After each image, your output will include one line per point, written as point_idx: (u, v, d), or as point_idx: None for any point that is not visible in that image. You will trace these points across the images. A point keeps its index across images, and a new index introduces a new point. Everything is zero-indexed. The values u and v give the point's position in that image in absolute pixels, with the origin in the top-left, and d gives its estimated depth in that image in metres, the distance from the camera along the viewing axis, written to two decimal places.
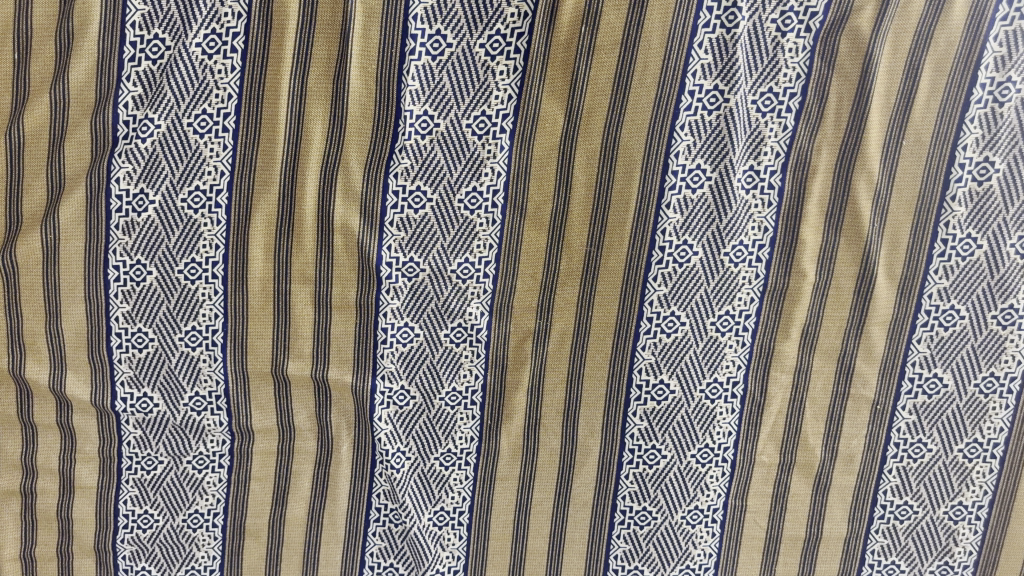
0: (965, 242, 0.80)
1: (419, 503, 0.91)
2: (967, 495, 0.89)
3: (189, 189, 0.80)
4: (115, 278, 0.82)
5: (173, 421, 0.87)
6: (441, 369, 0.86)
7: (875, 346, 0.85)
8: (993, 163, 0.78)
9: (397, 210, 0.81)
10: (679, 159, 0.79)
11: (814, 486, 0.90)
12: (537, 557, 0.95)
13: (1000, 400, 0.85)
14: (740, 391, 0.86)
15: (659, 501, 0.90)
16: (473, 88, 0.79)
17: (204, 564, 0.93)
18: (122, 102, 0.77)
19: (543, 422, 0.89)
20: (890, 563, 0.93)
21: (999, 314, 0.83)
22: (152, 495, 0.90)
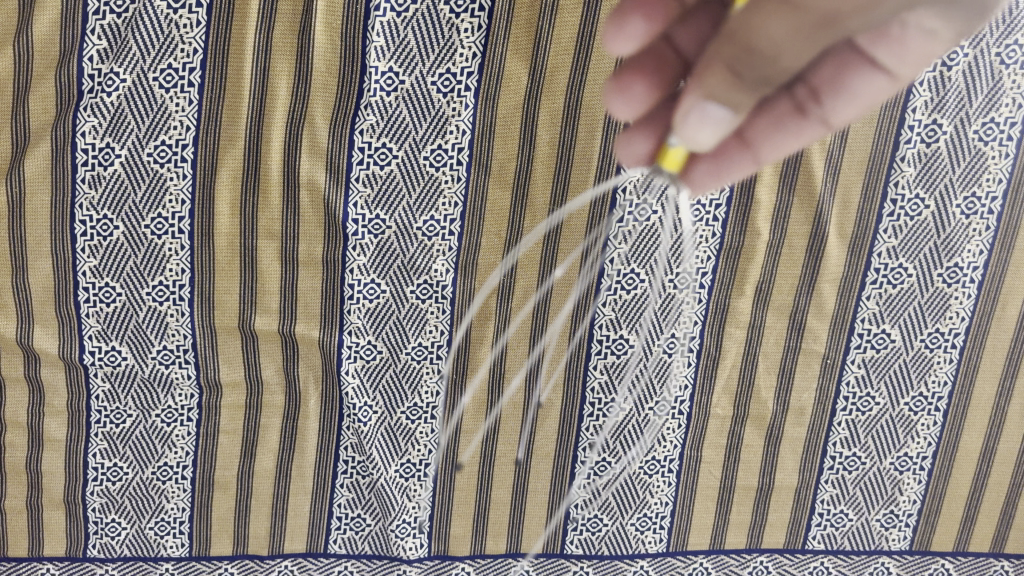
0: (913, 202, 0.83)
1: (385, 456, 0.93)
2: (912, 446, 0.93)
3: (155, 144, 0.81)
4: (82, 233, 0.83)
5: (141, 374, 0.88)
6: (407, 325, 0.88)
7: (826, 303, 0.88)
8: (941, 125, 0.81)
9: (363, 166, 0.83)
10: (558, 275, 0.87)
11: (767, 437, 0.94)
12: (500, 508, 0.97)
13: (944, 354, 0.89)
14: (696, 345, 0.89)
15: (618, 452, 0.93)
16: (438, 45, 0.79)
17: (174, 516, 0.95)
18: (87, 55, 0.78)
19: (505, 376, 0.91)
20: (839, 512, 0.96)
21: (945, 272, 0.86)
22: (122, 448, 0.91)
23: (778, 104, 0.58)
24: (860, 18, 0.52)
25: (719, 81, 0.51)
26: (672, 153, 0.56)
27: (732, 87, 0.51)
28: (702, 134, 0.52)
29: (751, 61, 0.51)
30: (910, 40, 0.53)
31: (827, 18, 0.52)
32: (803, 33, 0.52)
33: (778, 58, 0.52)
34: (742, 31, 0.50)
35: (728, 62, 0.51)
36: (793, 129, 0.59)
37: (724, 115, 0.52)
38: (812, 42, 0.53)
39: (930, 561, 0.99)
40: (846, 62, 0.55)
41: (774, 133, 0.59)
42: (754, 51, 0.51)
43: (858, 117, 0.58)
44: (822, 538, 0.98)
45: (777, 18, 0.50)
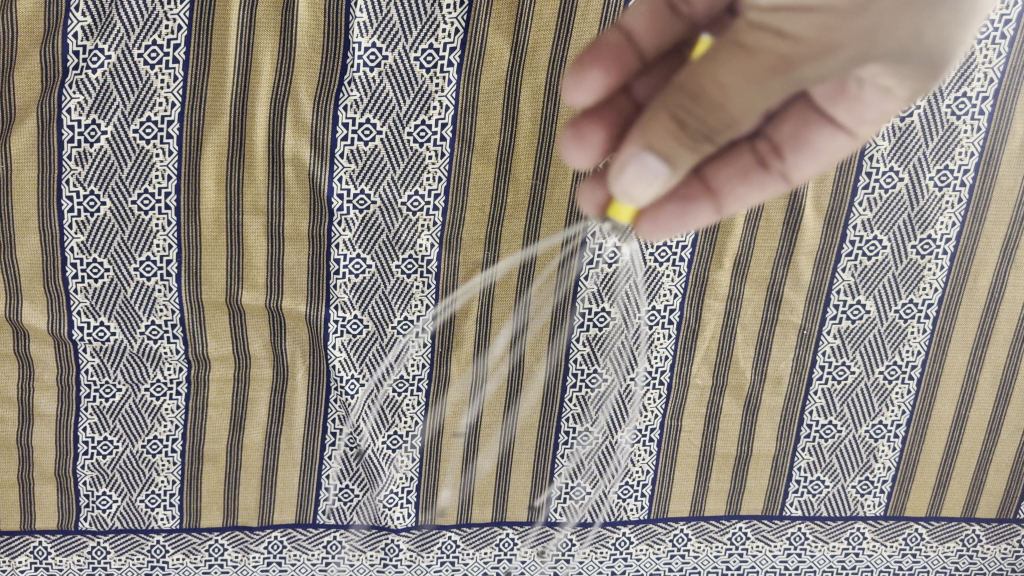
0: (888, 175, 0.86)
1: (373, 427, 0.95)
2: (887, 414, 0.96)
3: (140, 120, 0.81)
4: (69, 209, 0.84)
5: (130, 349, 0.89)
6: (393, 299, 0.90)
7: (803, 275, 0.90)
8: (914, 99, 0.83)
9: (347, 141, 0.84)
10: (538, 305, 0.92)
11: (745, 406, 0.96)
12: (485, 478, 0.99)
13: (917, 324, 0.92)
14: (676, 317, 0.91)
15: (600, 423, 0.95)
16: (420, 21, 0.80)
17: (164, 489, 0.96)
18: (72, 32, 0.78)
19: (490, 348, 0.93)
20: (816, 479, 0.99)
21: (919, 244, 0.88)
22: (111, 422, 0.93)
23: (743, 156, 0.62)
24: (814, 71, 0.53)
25: (664, 132, 0.54)
26: (626, 210, 0.58)
27: (672, 139, 0.54)
28: (637, 186, 0.55)
29: (705, 115, 0.53)
30: (865, 99, 0.57)
31: (773, 78, 0.53)
32: (756, 86, 0.52)
33: (727, 106, 0.52)
34: (695, 81, 0.53)
35: (685, 112, 0.53)
36: (756, 182, 0.62)
37: (660, 170, 0.55)
38: (768, 92, 0.53)
39: (903, 526, 1.03)
40: (806, 120, 0.59)
41: (739, 184, 0.62)
42: (701, 101, 0.53)
43: (817, 171, 0.62)
44: (800, 504, 1.01)
45: (732, 66, 0.52)
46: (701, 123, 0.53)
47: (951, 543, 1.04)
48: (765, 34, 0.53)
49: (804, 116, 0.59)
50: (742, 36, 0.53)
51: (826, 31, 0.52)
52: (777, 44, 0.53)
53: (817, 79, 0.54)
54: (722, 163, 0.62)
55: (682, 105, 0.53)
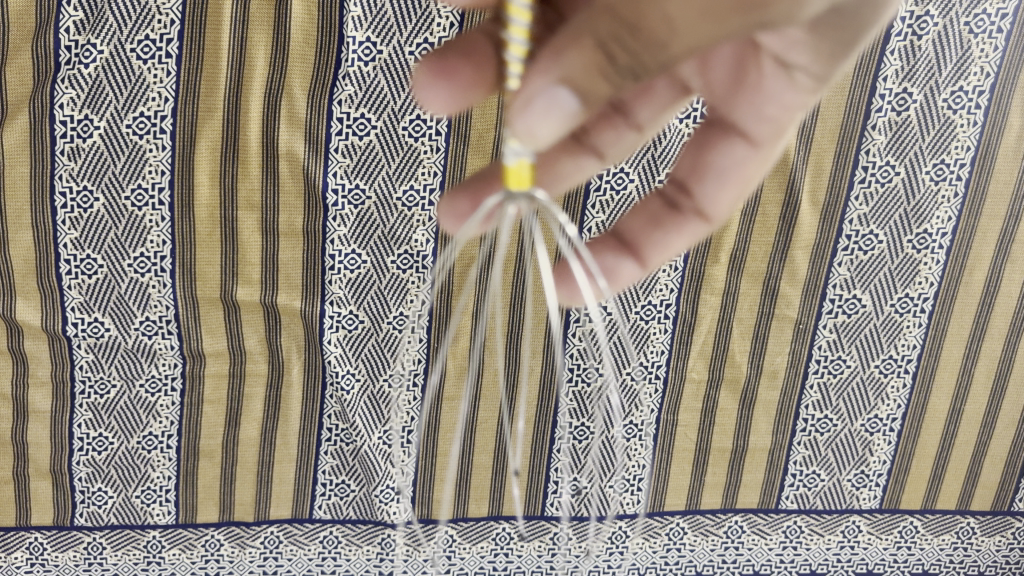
0: (884, 169, 0.86)
1: (369, 423, 0.94)
2: (882, 408, 0.97)
3: (134, 115, 0.81)
4: (62, 205, 0.83)
5: (125, 345, 0.89)
6: (388, 294, 0.89)
7: (799, 270, 0.90)
8: (911, 94, 0.83)
9: (342, 136, 0.83)
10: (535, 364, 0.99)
11: (741, 401, 0.96)
12: (481, 473, 0.99)
13: (913, 319, 0.93)
14: (672, 312, 0.91)
15: (596, 417, 0.96)
16: (415, 15, 0.80)
17: (159, 484, 0.96)
18: (64, 26, 0.77)
19: (485, 344, 0.93)
20: (811, 472, 1.00)
21: (915, 239, 0.89)
22: (106, 418, 0.92)
23: (652, 203, 0.63)
24: (786, 9, 0.42)
25: (585, 66, 0.41)
26: (515, 169, 0.50)
27: (598, 81, 0.41)
28: (543, 128, 0.41)
29: (646, 55, 0.41)
30: (766, 90, 0.56)
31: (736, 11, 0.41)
32: (715, 22, 0.41)
33: (672, 40, 0.41)
34: (632, 2, 0.40)
35: (624, 48, 0.41)
36: (671, 227, 0.62)
37: (570, 110, 0.41)
38: (725, 26, 0.42)
39: (898, 519, 1.03)
40: (707, 143, 0.59)
41: (654, 231, 0.62)
42: (641, 40, 0.41)
43: (734, 207, 0.60)
44: (796, 497, 1.01)
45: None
46: (638, 61, 0.41)
47: (945, 535, 1.04)
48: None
49: (703, 138, 0.60)
50: None
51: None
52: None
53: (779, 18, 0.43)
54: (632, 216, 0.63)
55: (624, 42, 0.40)
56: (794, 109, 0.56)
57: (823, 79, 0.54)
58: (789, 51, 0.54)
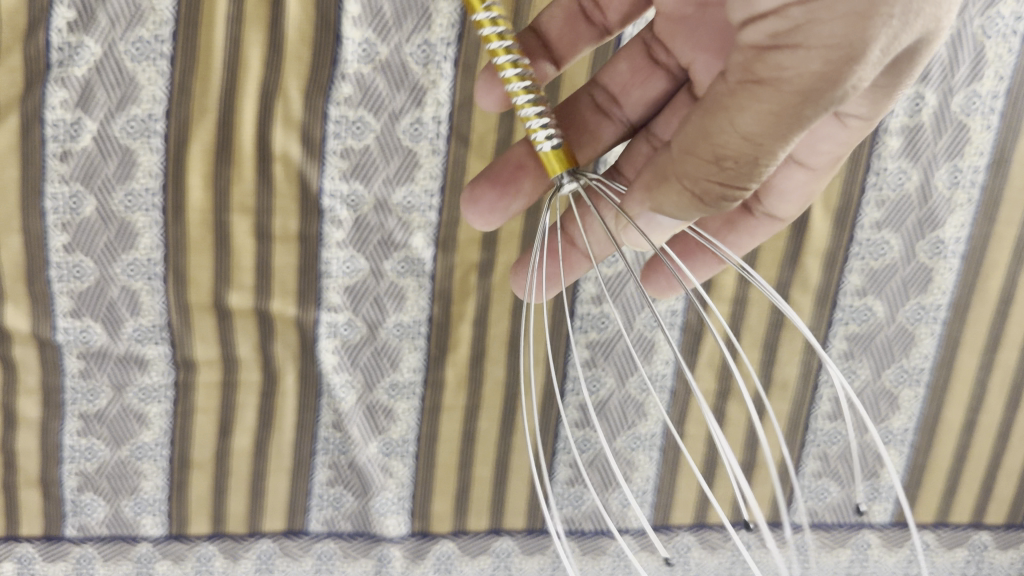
0: (898, 174, 0.84)
1: (364, 434, 0.91)
2: (895, 420, 0.94)
3: (125, 117, 0.79)
4: (52, 209, 0.81)
5: (115, 352, 0.86)
6: (386, 301, 0.87)
7: (810, 278, 0.88)
8: (925, 97, 0.82)
9: (339, 139, 0.81)
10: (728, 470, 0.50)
11: (750, 411, 0.93)
12: (482, 485, 0.95)
13: (927, 328, 0.91)
14: (679, 321, 0.88)
15: (600, 428, 0.93)
16: (414, 13, 0.78)
17: (151, 494, 0.91)
18: (55, 25, 0.75)
19: (486, 353, 0.91)
20: (821, 486, 0.97)
21: (928, 246, 0.87)
22: (97, 427, 0.88)
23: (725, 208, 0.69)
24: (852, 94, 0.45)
25: (678, 202, 0.49)
26: (552, 155, 0.51)
27: (692, 208, 0.49)
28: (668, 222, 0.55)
29: (731, 178, 0.47)
30: (816, 131, 0.60)
31: (801, 112, 0.44)
32: (781, 127, 0.45)
33: (756, 155, 0.46)
34: (705, 139, 0.47)
35: (713, 178, 0.47)
36: (744, 228, 0.70)
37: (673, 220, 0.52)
38: (800, 126, 0.45)
39: (911, 533, 0.99)
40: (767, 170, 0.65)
41: (728, 232, 0.70)
42: (725, 164, 0.47)
43: (802, 205, 0.67)
44: (806, 511, 0.98)
45: (749, 113, 0.45)
46: (725, 183, 0.47)
47: (958, 550, 1.00)
48: (770, 65, 0.45)
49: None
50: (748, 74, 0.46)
51: (856, 23, 0.43)
52: (800, 61, 0.44)
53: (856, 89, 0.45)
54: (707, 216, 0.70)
55: (710, 176, 0.47)
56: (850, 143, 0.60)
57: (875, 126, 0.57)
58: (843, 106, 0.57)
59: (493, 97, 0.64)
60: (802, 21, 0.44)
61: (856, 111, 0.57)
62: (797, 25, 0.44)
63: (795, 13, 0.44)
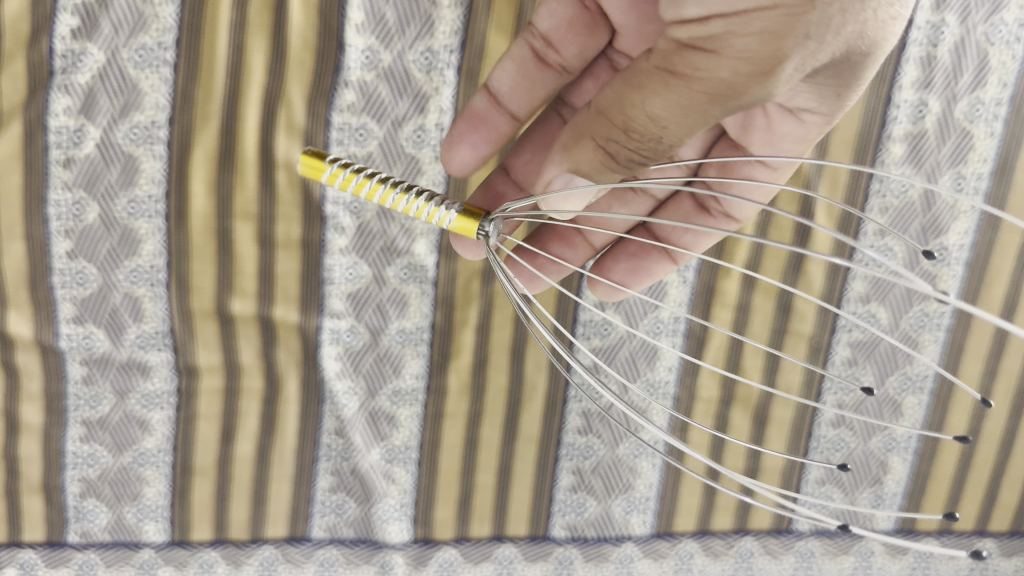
0: (901, 181, 0.85)
1: (367, 440, 0.91)
2: (898, 427, 0.94)
3: (129, 124, 0.79)
4: (54, 216, 0.81)
5: (118, 359, 0.86)
6: (389, 308, 0.87)
7: (813, 284, 0.88)
8: (929, 104, 0.83)
9: (342, 146, 0.81)
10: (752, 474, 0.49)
11: (753, 418, 0.93)
12: (485, 493, 0.95)
13: (931, 335, 0.91)
14: (682, 327, 0.89)
15: (603, 435, 0.94)
16: (417, 21, 0.79)
17: (153, 501, 0.91)
18: (58, 33, 0.76)
19: (489, 360, 0.91)
20: (825, 491, 0.97)
21: (931, 253, 0.88)
22: (100, 434, 0.88)
23: (683, 204, 0.73)
24: (757, 98, 0.49)
25: (587, 161, 0.53)
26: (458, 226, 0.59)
27: (598, 171, 0.53)
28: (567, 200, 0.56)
29: (637, 149, 0.51)
30: (778, 131, 0.65)
31: (707, 109, 0.48)
32: (688, 117, 0.48)
33: (661, 135, 0.49)
34: (622, 116, 0.49)
35: (620, 145, 0.51)
36: (700, 227, 0.74)
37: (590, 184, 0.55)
38: (704, 120, 0.49)
39: (915, 540, 0.99)
40: (729, 166, 0.70)
41: (685, 231, 0.74)
42: (635, 138, 0.50)
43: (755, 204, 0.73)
44: (809, 517, 0.99)
45: (661, 99, 0.48)
46: (632, 153, 0.51)
47: (961, 557, 1.00)
48: (690, 62, 0.48)
49: (727, 161, 0.70)
50: (668, 60, 0.49)
51: (769, 42, 0.46)
52: (712, 67, 0.47)
53: (765, 97, 0.49)
54: (667, 213, 0.74)
55: (618, 143, 0.50)
56: (807, 139, 0.65)
57: (829, 122, 0.62)
58: (795, 101, 0.61)
59: (469, 159, 0.69)
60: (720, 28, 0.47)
61: (808, 106, 0.61)
62: (715, 34, 0.47)
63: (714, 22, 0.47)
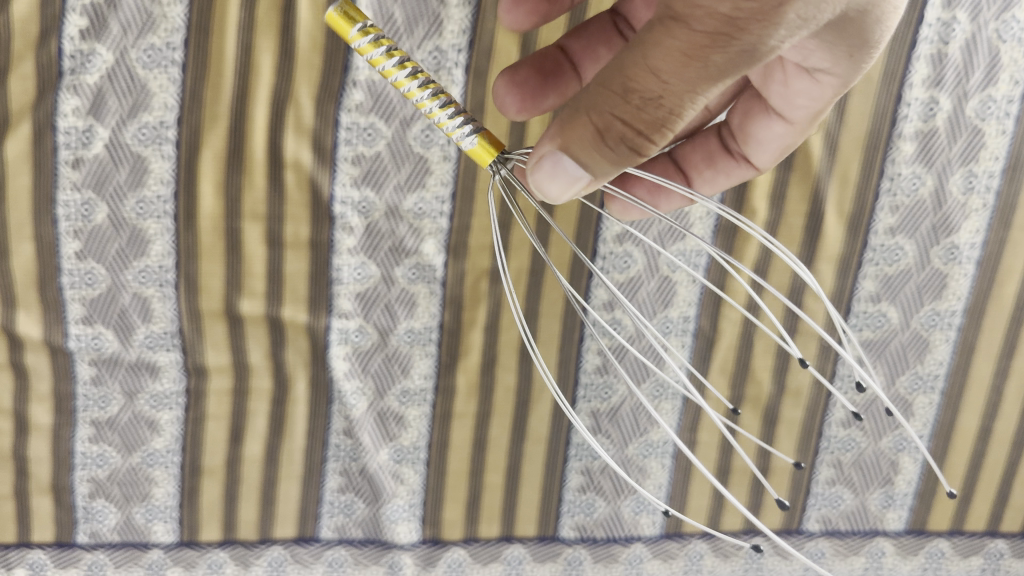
0: (912, 179, 0.85)
1: (375, 440, 0.91)
2: (908, 427, 0.94)
3: (138, 124, 0.79)
4: (64, 217, 0.81)
5: (127, 359, 0.86)
6: (397, 307, 0.87)
7: (823, 283, 0.88)
8: (939, 101, 0.82)
9: (350, 146, 0.82)
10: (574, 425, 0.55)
11: (763, 418, 0.93)
12: (493, 493, 0.95)
13: (941, 334, 0.90)
14: (691, 327, 0.89)
15: (612, 435, 0.93)
16: (425, 20, 0.78)
17: (162, 501, 0.91)
18: (67, 34, 0.76)
19: (497, 360, 0.91)
20: (835, 493, 0.96)
21: (942, 250, 0.87)
22: (109, 434, 0.88)
23: (710, 140, 0.70)
24: (761, 46, 0.46)
25: (584, 140, 0.49)
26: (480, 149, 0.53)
27: (595, 151, 0.49)
28: (553, 190, 0.51)
29: (635, 115, 0.48)
30: (792, 86, 0.62)
31: (708, 56, 0.46)
32: (689, 69, 0.46)
33: (661, 95, 0.47)
34: (621, 73, 0.47)
35: (619, 111, 0.48)
36: (722, 167, 0.70)
37: (579, 175, 0.50)
38: (706, 72, 0.46)
39: (926, 540, 0.99)
40: (751, 111, 0.66)
41: (706, 167, 0.71)
42: (633, 100, 0.47)
43: (778, 158, 0.68)
44: (819, 518, 0.97)
45: (662, 47, 0.46)
46: (627, 123, 0.48)
47: (974, 558, 0.99)
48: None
49: (750, 108, 0.66)
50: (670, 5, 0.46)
51: None
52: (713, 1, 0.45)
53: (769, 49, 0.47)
54: (693, 146, 0.71)
55: (616, 109, 0.48)
56: (823, 100, 0.61)
57: (845, 84, 0.59)
58: (810, 60, 0.59)
59: (518, 16, 0.68)
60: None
61: (823, 66, 0.58)
62: None
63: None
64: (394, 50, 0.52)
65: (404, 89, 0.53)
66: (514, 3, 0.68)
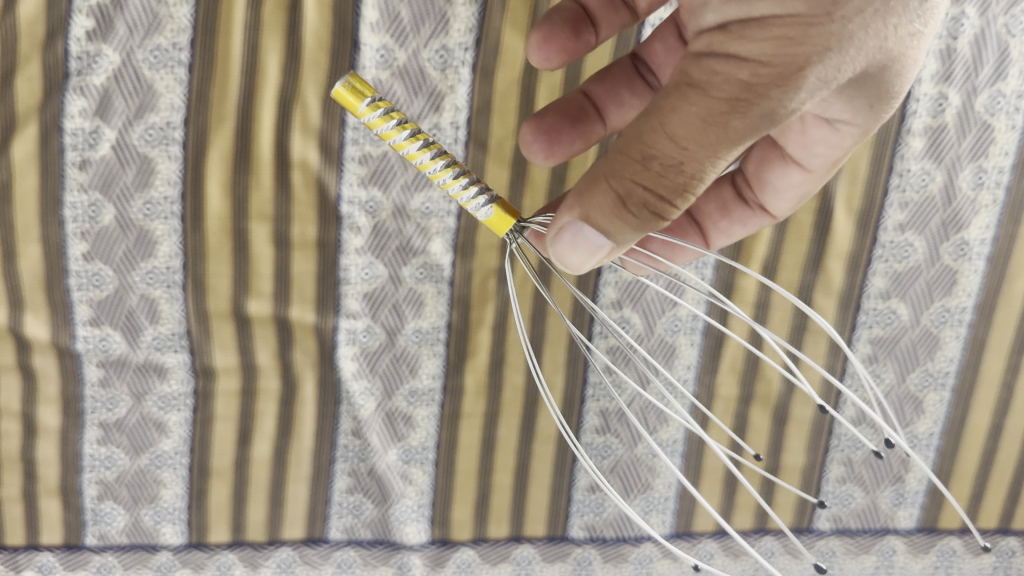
0: (921, 176, 0.84)
1: (384, 441, 0.91)
2: (920, 425, 0.93)
3: (144, 125, 0.79)
4: (71, 218, 0.81)
5: (135, 360, 0.86)
6: (405, 307, 0.87)
7: (833, 281, 0.87)
8: (948, 97, 0.82)
9: (357, 145, 0.82)
10: (583, 464, 0.59)
11: (773, 417, 0.93)
12: (502, 492, 0.94)
13: (952, 331, 0.90)
14: (700, 324, 0.89)
15: (621, 434, 0.93)
16: (432, 19, 0.78)
17: (170, 503, 0.91)
18: (74, 35, 0.76)
19: (505, 359, 0.90)
20: (846, 491, 0.96)
21: (952, 247, 0.87)
22: (117, 436, 0.88)
23: (723, 190, 0.71)
24: (779, 108, 0.49)
25: (605, 208, 0.50)
26: (496, 218, 0.56)
27: (615, 218, 0.50)
28: (575, 257, 0.52)
29: (656, 180, 0.49)
30: (810, 135, 0.62)
31: (728, 121, 0.48)
32: (709, 134, 0.48)
33: (682, 161, 0.48)
34: (640, 140, 0.49)
35: (639, 177, 0.49)
36: (737, 216, 0.71)
37: (601, 243, 0.51)
38: (726, 136, 0.48)
39: (937, 538, 0.98)
40: (766, 160, 0.67)
41: (721, 217, 0.71)
42: (654, 165, 0.49)
43: (794, 205, 0.69)
44: (830, 517, 0.96)
45: (680, 114, 0.48)
46: (648, 187, 0.49)
47: (986, 556, 0.99)
48: (706, 69, 0.49)
49: (766, 156, 0.67)
50: (688, 78, 0.50)
51: (785, 45, 0.48)
52: (729, 72, 0.48)
53: (787, 112, 0.49)
54: (706, 197, 0.72)
55: (636, 175, 0.49)
56: (842, 148, 0.62)
57: (865, 133, 0.59)
58: (829, 111, 0.59)
59: (548, 52, 0.69)
60: (736, 36, 0.49)
61: (843, 117, 0.59)
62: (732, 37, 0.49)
63: (732, 29, 0.49)
64: (404, 122, 0.54)
65: (416, 161, 0.55)
66: (544, 41, 0.69)
